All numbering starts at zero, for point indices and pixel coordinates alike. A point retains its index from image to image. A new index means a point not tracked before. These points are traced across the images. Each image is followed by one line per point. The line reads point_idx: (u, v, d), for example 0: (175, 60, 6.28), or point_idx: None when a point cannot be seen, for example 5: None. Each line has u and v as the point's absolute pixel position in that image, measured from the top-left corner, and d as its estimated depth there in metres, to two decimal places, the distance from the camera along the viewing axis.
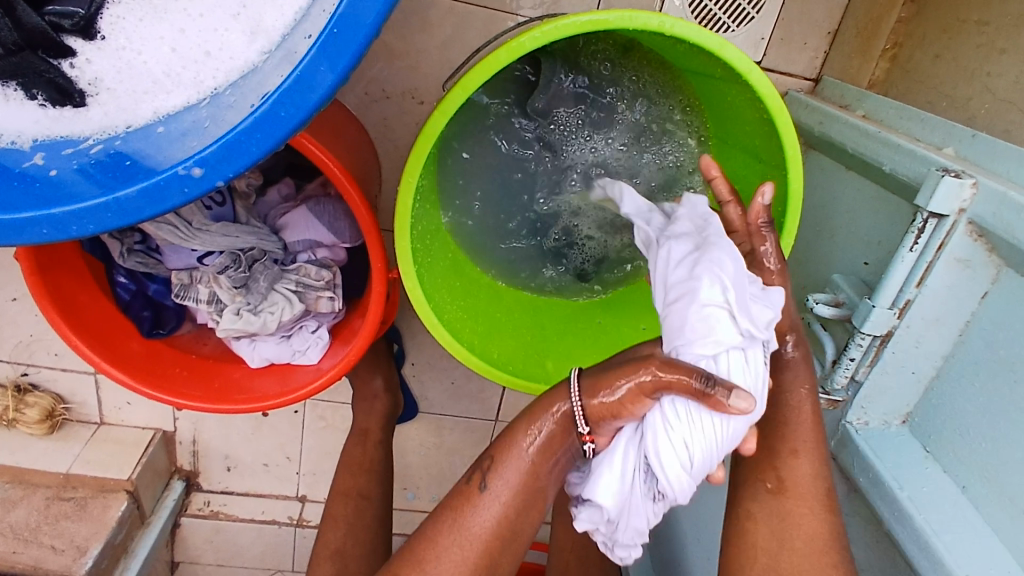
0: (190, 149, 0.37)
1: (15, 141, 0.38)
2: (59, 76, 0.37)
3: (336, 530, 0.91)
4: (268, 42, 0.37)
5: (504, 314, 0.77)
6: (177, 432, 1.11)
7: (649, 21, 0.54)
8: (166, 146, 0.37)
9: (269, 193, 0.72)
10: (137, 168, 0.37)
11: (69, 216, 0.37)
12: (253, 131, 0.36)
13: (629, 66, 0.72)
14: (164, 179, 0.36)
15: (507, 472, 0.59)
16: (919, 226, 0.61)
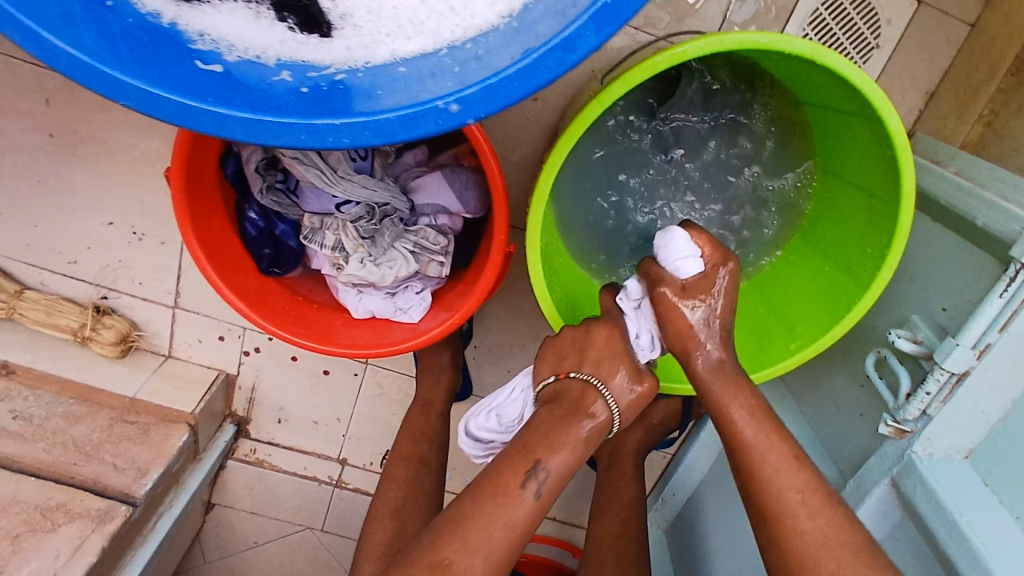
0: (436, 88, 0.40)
1: (260, 56, 0.42)
2: (314, 7, 0.43)
3: (394, 491, 0.95)
4: (509, 7, 0.42)
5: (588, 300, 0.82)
6: (238, 376, 1.16)
7: (800, 46, 0.59)
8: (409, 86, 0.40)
9: (405, 156, 0.77)
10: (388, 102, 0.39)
11: (327, 129, 0.38)
12: (517, 85, 0.36)
13: (758, 93, 0.77)
14: (426, 111, 0.37)
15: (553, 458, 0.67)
16: (1011, 275, 0.65)
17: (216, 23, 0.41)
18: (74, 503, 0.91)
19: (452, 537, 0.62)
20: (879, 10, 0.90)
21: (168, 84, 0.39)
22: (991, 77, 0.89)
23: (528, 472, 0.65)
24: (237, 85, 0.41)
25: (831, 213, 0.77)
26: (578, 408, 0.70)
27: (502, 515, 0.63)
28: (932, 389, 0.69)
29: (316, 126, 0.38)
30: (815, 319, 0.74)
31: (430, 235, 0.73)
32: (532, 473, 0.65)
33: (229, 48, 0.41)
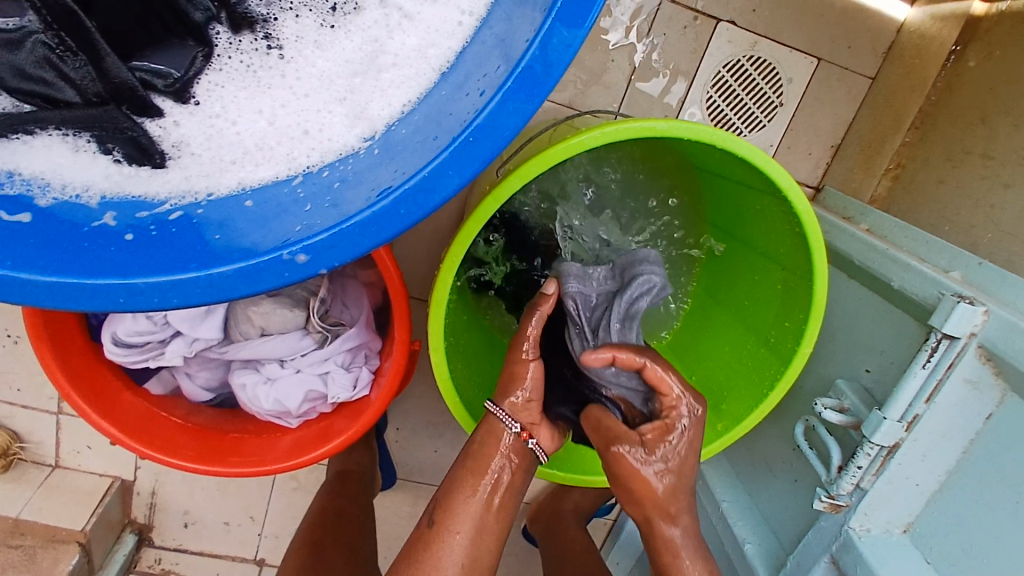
0: (289, 232, 0.33)
1: (81, 195, 0.36)
2: (142, 136, 0.36)
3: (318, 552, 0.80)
4: (370, 128, 0.36)
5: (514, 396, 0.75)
6: (137, 482, 1.05)
7: (754, 154, 0.58)
8: (255, 227, 0.34)
9: (371, 328, 0.70)
10: (233, 239, 0.34)
11: (123, 287, 0.32)
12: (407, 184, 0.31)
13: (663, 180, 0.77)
14: (257, 266, 0.32)
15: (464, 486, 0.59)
16: (932, 345, 0.63)
17: (29, 158, 0.35)
18: None
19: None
20: (779, 69, 0.89)
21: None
22: (896, 130, 0.90)
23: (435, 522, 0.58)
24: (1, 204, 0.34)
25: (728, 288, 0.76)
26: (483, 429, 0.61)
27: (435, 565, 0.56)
28: (863, 464, 0.66)
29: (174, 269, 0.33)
30: (740, 395, 0.71)
31: (312, 355, 0.68)
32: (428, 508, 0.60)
33: (44, 188, 0.35)
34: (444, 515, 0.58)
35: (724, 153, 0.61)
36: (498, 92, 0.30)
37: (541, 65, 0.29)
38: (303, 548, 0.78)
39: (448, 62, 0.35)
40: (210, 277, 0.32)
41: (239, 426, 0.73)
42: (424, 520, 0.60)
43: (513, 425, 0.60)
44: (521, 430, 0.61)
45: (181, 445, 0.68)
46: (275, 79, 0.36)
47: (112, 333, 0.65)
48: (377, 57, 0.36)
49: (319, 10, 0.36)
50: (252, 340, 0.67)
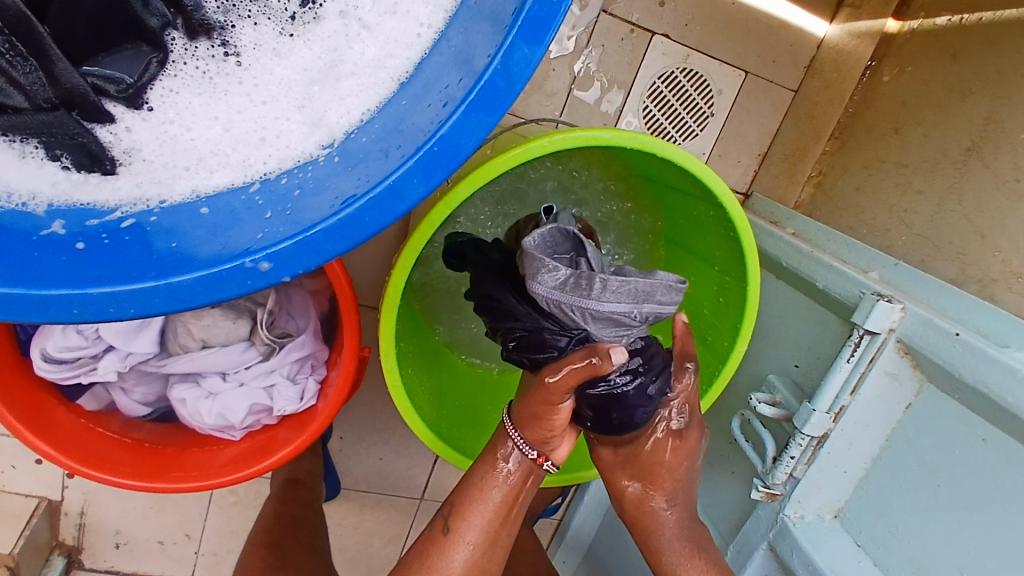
0: (250, 238, 0.33)
1: (27, 203, 0.35)
2: (92, 142, 0.36)
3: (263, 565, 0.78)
4: (328, 135, 0.36)
5: (469, 399, 0.75)
6: (64, 503, 1.00)
7: (692, 162, 0.61)
8: (214, 235, 0.34)
9: (315, 339, 0.69)
10: (191, 245, 0.34)
11: (77, 298, 0.31)
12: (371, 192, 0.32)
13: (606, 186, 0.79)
14: (218, 274, 0.32)
15: (477, 498, 0.60)
16: (855, 340, 0.68)
17: None
18: None
19: None
20: (709, 81, 0.93)
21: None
22: (817, 140, 0.96)
23: (449, 527, 0.59)
24: None
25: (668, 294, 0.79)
26: (494, 443, 0.62)
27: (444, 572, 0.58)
28: (795, 454, 0.70)
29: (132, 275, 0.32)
30: None
31: (256, 369, 0.66)
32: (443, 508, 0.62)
33: None
34: (458, 521, 0.59)
35: (663, 162, 0.64)
36: (461, 104, 0.31)
37: (502, 79, 0.31)
38: (262, 548, 0.78)
39: (407, 72, 0.36)
40: (169, 285, 0.32)
41: (180, 440, 0.71)
42: (437, 521, 0.62)
43: (530, 451, 0.60)
44: (537, 455, 0.61)
45: (118, 460, 0.66)
46: (232, 86, 0.36)
47: (42, 348, 0.61)
48: (336, 66, 0.36)
49: (277, 18, 0.36)
50: (193, 352, 0.64)
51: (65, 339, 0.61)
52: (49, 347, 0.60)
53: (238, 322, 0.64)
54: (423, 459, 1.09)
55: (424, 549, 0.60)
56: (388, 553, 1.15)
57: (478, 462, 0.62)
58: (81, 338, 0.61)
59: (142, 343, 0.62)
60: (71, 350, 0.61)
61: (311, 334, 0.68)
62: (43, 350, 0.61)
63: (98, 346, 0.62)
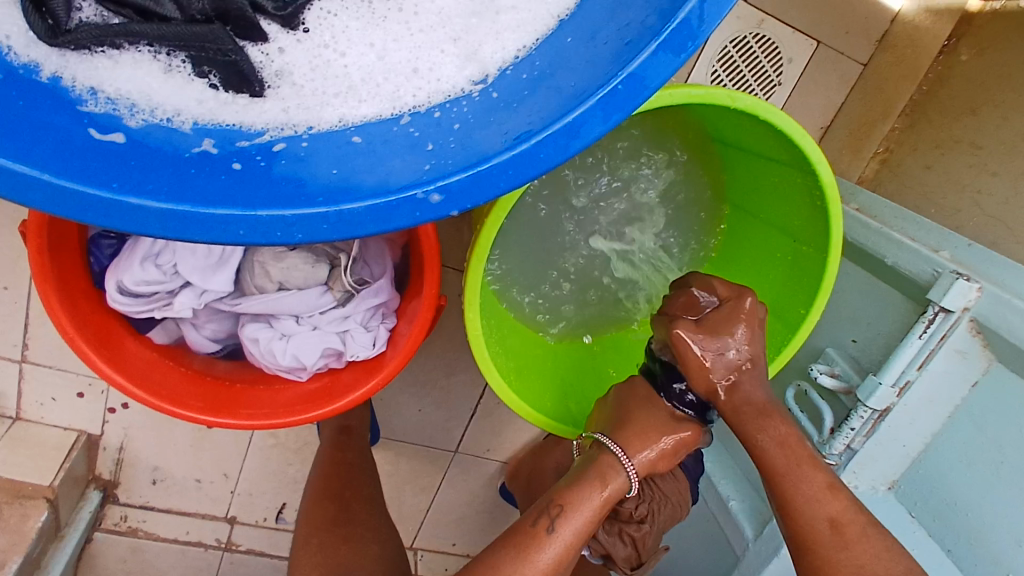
0: (418, 171, 0.32)
1: (172, 119, 0.34)
2: (244, 62, 0.34)
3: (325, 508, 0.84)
4: (481, 71, 0.36)
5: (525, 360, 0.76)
6: (103, 436, 1.00)
7: (790, 126, 0.59)
8: (375, 164, 0.33)
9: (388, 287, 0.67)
10: (352, 172, 0.33)
11: (243, 217, 0.30)
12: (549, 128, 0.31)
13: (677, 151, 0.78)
14: (391, 201, 0.31)
15: (576, 518, 0.63)
16: (930, 316, 0.67)
17: (119, 79, 0.33)
18: None
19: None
20: (780, 48, 0.91)
21: (59, 163, 0.30)
22: (885, 117, 0.95)
23: (552, 526, 0.63)
24: (98, 128, 0.32)
25: (734, 264, 0.78)
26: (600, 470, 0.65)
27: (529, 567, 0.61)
28: (857, 426, 0.71)
29: (298, 198, 0.32)
30: None
31: (331, 313, 0.66)
32: (547, 514, 0.64)
33: (131, 108, 0.33)
34: (562, 515, 0.63)
35: (753, 125, 0.63)
36: (651, 42, 0.30)
37: (699, 19, 0.30)
38: (327, 498, 0.84)
39: (567, 10, 0.36)
40: (340, 213, 0.31)
41: (247, 376, 0.71)
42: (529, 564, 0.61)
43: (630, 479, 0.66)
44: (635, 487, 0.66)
45: (188, 395, 0.65)
46: (391, 12, 0.36)
47: (117, 282, 0.59)
48: None
49: None
50: (269, 293, 0.64)
51: (140, 273, 0.59)
52: (123, 280, 0.59)
53: (318, 267, 0.64)
54: (462, 412, 1.09)
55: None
56: (419, 501, 1.17)
57: (581, 476, 0.66)
58: (160, 273, 0.60)
59: (218, 280, 0.61)
60: (146, 284, 0.60)
61: (386, 281, 0.67)
62: (117, 284, 0.59)
63: (172, 281, 0.61)
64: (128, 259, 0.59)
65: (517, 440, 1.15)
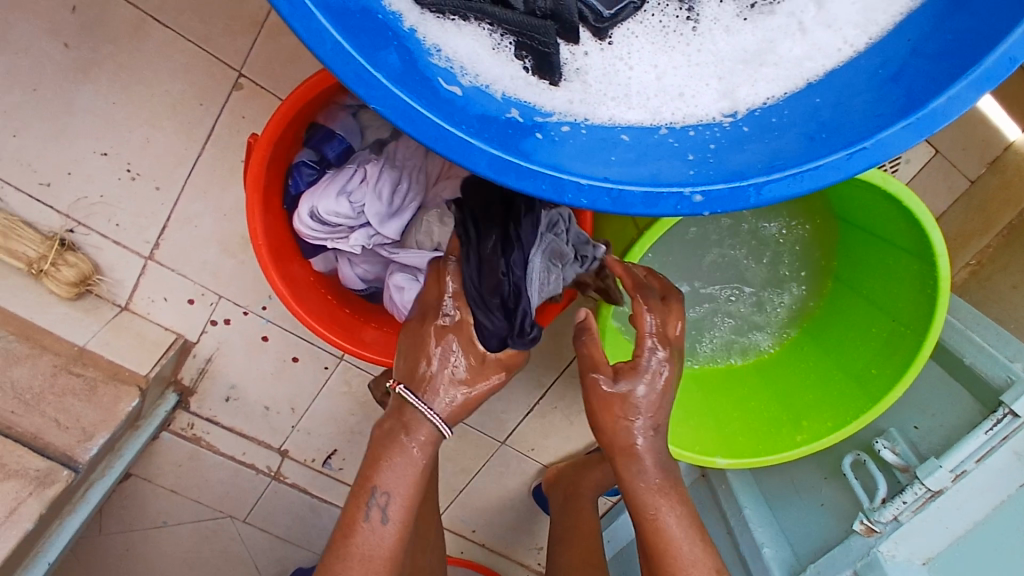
0: (684, 175, 0.39)
1: (489, 86, 0.41)
2: (554, 54, 0.42)
3: None
4: (732, 106, 0.43)
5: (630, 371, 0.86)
6: (198, 344, 1.07)
7: (926, 218, 0.66)
8: (645, 159, 0.41)
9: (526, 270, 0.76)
10: (627, 161, 0.41)
11: (547, 176, 0.38)
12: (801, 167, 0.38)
13: (800, 218, 0.85)
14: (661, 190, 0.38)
15: (393, 475, 0.67)
16: (999, 416, 0.74)
17: (457, 44, 0.41)
18: (9, 458, 0.88)
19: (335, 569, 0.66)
20: None
21: (421, 99, 0.37)
22: (985, 233, 1.00)
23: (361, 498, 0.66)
24: (439, 79, 0.40)
25: (828, 327, 0.86)
26: (397, 411, 0.68)
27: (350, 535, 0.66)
28: (908, 500, 0.77)
29: (586, 171, 0.39)
30: (823, 418, 0.81)
31: None
32: (375, 494, 0.66)
33: (461, 69, 0.41)
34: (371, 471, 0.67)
35: (889, 210, 0.70)
36: (901, 120, 0.38)
37: (944, 112, 0.37)
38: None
39: (816, 76, 0.43)
40: (625, 193, 0.38)
41: (380, 320, 0.78)
42: (375, 532, 0.66)
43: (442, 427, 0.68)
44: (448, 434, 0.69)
45: (334, 322, 0.72)
46: (681, 45, 0.43)
47: (312, 207, 0.68)
48: (764, 54, 0.43)
49: (739, 5, 0.44)
50: (426, 250, 0.71)
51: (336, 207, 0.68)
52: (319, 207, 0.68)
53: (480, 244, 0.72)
54: (520, 406, 1.16)
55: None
56: (454, 481, 1.24)
57: (395, 424, 0.69)
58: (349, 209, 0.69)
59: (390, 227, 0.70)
60: (336, 218, 0.68)
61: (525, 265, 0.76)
62: (309, 210, 0.68)
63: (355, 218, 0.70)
64: (327, 190, 0.67)
65: (561, 446, 1.21)
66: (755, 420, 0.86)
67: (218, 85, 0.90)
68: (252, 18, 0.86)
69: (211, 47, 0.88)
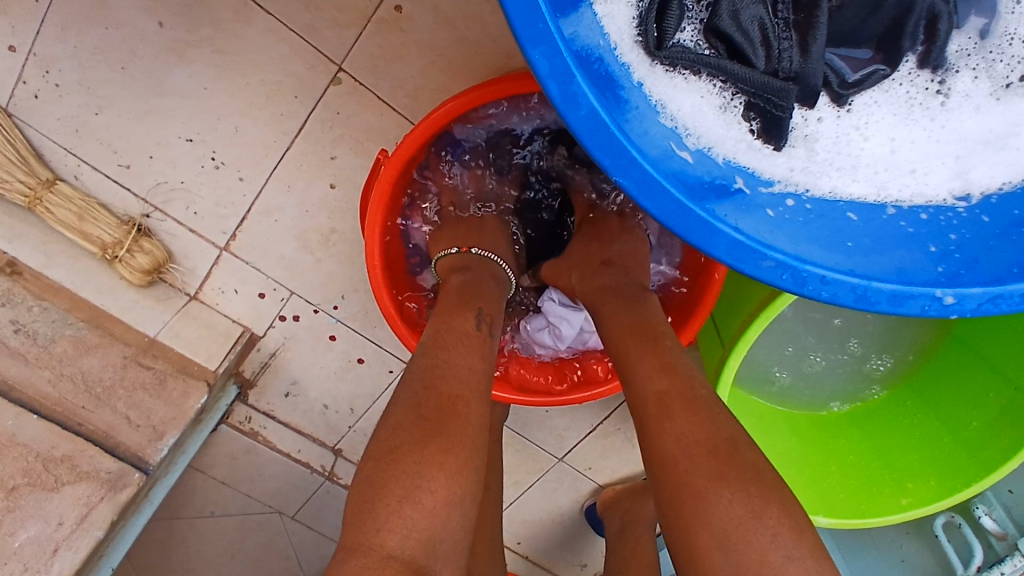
0: (931, 273, 0.37)
1: (711, 148, 0.39)
2: (785, 118, 0.39)
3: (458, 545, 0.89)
4: (964, 188, 0.41)
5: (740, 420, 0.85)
6: (264, 338, 1.04)
7: None
8: (885, 249, 0.38)
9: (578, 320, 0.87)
10: (865, 249, 0.38)
11: (792, 263, 0.35)
12: None
13: None
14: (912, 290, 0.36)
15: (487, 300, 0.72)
16: None
17: (683, 101, 0.38)
18: (80, 457, 0.90)
19: (445, 373, 0.62)
20: None
21: (664, 171, 0.35)
22: None
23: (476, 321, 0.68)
24: (668, 142, 0.37)
25: (933, 382, 0.81)
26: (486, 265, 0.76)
27: (467, 349, 0.65)
28: (1008, 571, 0.75)
29: (830, 259, 0.36)
30: (927, 479, 0.78)
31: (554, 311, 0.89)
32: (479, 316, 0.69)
33: (687, 130, 0.38)
34: (470, 300, 0.71)
35: None
36: None
37: None
38: None
39: None
40: (875, 291, 0.35)
41: None
42: (473, 346, 0.66)
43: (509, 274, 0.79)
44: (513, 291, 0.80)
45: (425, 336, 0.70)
46: (923, 118, 0.42)
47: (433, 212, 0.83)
48: (1008, 137, 0.41)
49: (990, 84, 0.42)
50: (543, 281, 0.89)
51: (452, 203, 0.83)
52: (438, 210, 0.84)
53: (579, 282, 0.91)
54: (581, 424, 1.12)
55: (459, 381, 0.62)
56: (506, 493, 1.21)
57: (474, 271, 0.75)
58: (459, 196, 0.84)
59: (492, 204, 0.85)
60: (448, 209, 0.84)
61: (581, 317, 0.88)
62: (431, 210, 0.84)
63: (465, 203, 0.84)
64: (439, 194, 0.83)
65: (618, 466, 1.18)
66: (853, 476, 0.83)
67: (317, 78, 0.85)
68: (360, 11, 0.81)
69: (314, 38, 0.83)
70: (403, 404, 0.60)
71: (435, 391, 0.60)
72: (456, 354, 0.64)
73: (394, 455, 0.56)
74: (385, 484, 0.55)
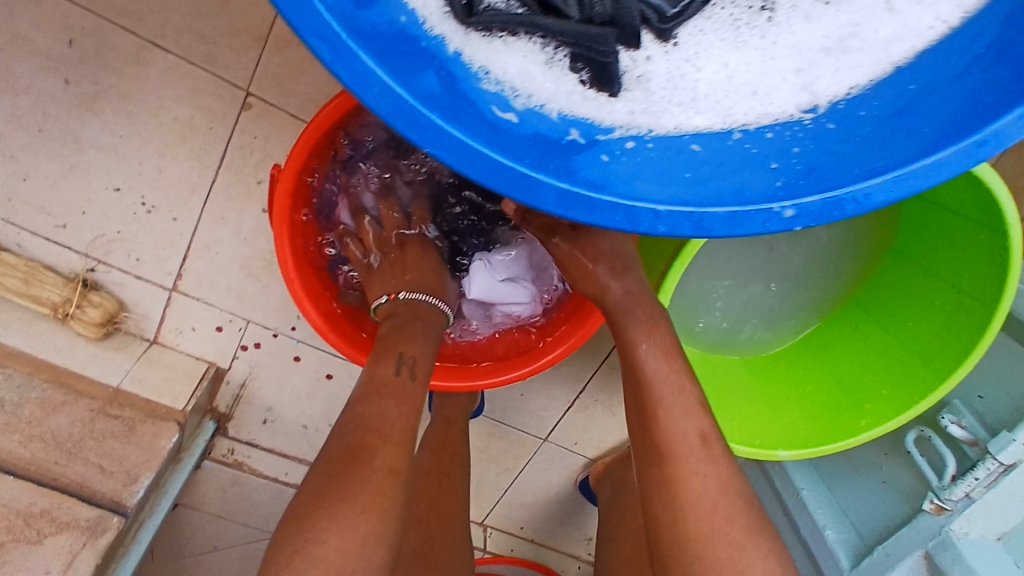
0: (773, 188, 0.38)
1: (542, 106, 0.41)
2: (612, 64, 0.41)
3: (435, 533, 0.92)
4: (812, 100, 0.41)
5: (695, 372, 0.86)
6: (230, 371, 1.05)
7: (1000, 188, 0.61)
8: (727, 175, 0.39)
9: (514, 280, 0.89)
10: (706, 177, 0.39)
11: (620, 205, 0.36)
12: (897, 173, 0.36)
13: None
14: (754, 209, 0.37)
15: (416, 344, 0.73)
16: None
17: (507, 66, 0.41)
18: (60, 509, 0.91)
19: (370, 419, 0.65)
20: None
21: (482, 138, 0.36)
22: None
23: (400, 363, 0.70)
24: (489, 110, 0.38)
25: (882, 300, 0.81)
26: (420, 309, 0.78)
27: (391, 393, 0.67)
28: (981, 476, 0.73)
29: (668, 193, 0.37)
30: (885, 397, 0.79)
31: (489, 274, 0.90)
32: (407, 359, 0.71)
33: (513, 90, 0.40)
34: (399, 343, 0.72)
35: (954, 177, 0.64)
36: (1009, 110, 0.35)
37: None
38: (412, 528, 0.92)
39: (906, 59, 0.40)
40: (714, 216, 0.36)
41: None
42: (397, 385, 0.68)
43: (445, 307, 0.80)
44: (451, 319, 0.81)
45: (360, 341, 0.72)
46: (756, 37, 0.43)
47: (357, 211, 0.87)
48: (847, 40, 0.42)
49: None
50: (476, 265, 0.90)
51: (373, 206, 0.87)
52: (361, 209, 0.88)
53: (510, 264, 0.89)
54: (559, 403, 1.12)
55: (377, 427, 0.64)
56: (499, 480, 1.23)
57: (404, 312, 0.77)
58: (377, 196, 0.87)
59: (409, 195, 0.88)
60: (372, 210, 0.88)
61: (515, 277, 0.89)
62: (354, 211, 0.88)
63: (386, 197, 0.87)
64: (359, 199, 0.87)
65: (605, 437, 1.19)
66: (814, 406, 0.85)
67: (227, 106, 0.85)
68: (256, 32, 0.81)
69: (216, 68, 0.83)
70: (326, 453, 0.63)
71: (350, 440, 0.63)
72: (377, 403, 0.66)
73: (322, 492, 0.60)
74: (312, 518, 0.58)
